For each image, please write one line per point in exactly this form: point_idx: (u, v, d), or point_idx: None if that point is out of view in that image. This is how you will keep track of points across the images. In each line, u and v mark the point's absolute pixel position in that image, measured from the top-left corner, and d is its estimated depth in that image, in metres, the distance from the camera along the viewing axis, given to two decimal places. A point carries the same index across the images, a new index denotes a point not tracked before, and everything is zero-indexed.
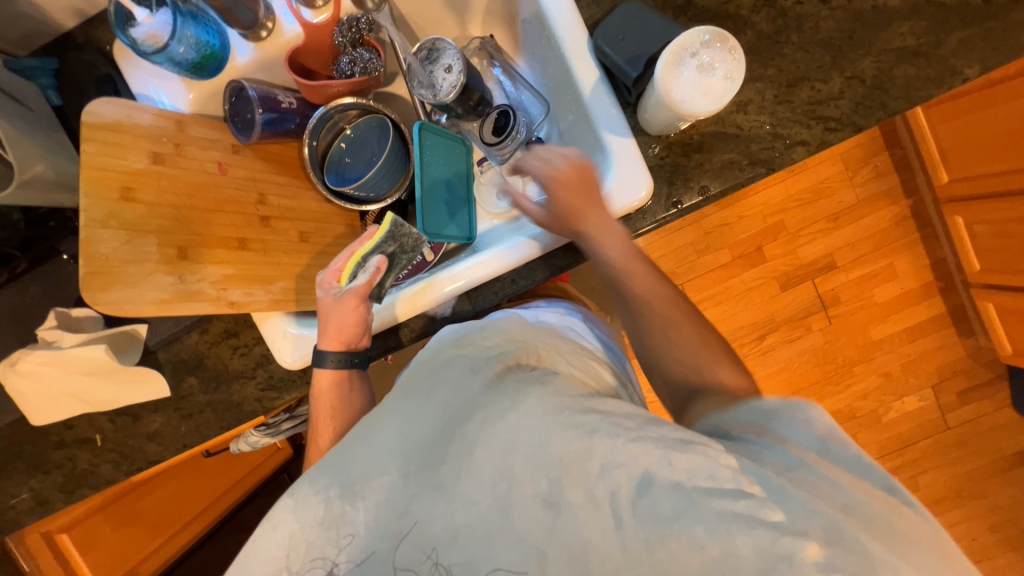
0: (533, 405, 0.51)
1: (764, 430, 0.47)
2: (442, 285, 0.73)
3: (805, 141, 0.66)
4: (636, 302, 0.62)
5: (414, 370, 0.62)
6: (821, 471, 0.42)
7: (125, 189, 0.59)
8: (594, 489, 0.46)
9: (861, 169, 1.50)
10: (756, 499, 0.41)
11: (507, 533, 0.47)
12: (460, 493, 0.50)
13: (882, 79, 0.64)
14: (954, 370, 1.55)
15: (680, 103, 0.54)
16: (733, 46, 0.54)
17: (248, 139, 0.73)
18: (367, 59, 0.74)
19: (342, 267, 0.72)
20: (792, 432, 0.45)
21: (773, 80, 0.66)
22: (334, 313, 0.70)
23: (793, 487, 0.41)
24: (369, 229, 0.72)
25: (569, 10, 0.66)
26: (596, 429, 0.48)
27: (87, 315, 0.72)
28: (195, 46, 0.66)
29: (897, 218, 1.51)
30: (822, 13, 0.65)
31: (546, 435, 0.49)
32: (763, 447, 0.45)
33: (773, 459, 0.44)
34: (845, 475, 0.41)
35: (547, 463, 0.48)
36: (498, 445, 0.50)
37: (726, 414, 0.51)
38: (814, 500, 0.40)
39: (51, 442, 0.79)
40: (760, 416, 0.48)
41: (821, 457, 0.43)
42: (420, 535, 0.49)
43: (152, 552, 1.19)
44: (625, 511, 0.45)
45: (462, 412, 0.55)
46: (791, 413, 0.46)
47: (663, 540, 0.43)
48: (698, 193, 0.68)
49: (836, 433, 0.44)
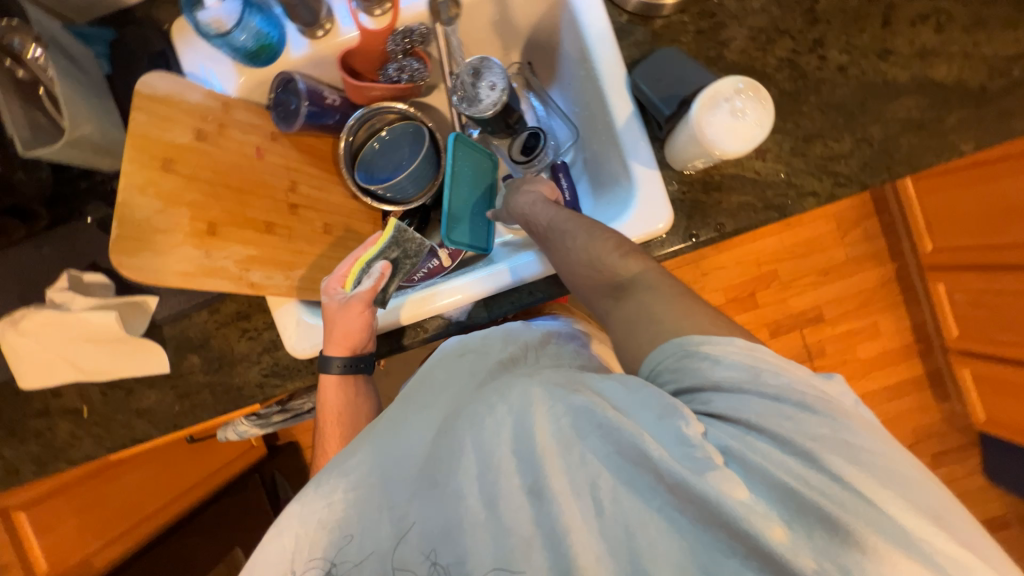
0: (521, 399, 0.51)
1: (695, 377, 0.48)
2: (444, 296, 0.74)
3: (816, 193, 0.71)
4: (544, 230, 0.69)
5: (418, 376, 0.64)
6: (772, 432, 0.43)
7: (167, 161, 0.60)
8: (576, 477, 0.46)
9: (852, 230, 1.57)
10: (723, 474, 0.41)
11: (489, 527, 0.47)
12: (450, 489, 0.50)
13: (888, 145, 0.70)
14: (929, 431, 1.60)
15: (714, 142, 0.59)
16: (765, 96, 0.59)
17: (289, 128, 0.75)
18: (414, 69, 0.79)
19: (347, 273, 0.72)
20: (717, 371, 0.47)
21: (790, 133, 0.71)
22: (340, 319, 0.70)
23: (752, 455, 0.42)
24: (373, 235, 0.73)
25: (610, 48, 0.72)
26: (569, 411, 0.48)
27: (99, 281, 0.71)
28: (256, 35, 0.69)
29: (882, 279, 1.58)
30: (838, 79, 0.71)
31: (527, 430, 0.48)
32: (709, 410, 0.46)
33: (725, 429, 0.44)
34: (794, 430, 0.42)
35: (529, 456, 0.47)
36: (483, 442, 0.50)
37: (652, 360, 0.51)
38: (773, 468, 0.41)
39: (34, 409, 0.76)
40: (682, 360, 0.49)
41: (767, 411, 0.44)
42: (421, 533, 0.49)
43: (108, 545, 1.08)
44: (606, 498, 0.45)
45: (456, 410, 0.56)
46: (708, 348, 0.48)
47: (643, 525, 0.43)
48: (713, 230, 0.72)
49: (757, 362, 0.46)
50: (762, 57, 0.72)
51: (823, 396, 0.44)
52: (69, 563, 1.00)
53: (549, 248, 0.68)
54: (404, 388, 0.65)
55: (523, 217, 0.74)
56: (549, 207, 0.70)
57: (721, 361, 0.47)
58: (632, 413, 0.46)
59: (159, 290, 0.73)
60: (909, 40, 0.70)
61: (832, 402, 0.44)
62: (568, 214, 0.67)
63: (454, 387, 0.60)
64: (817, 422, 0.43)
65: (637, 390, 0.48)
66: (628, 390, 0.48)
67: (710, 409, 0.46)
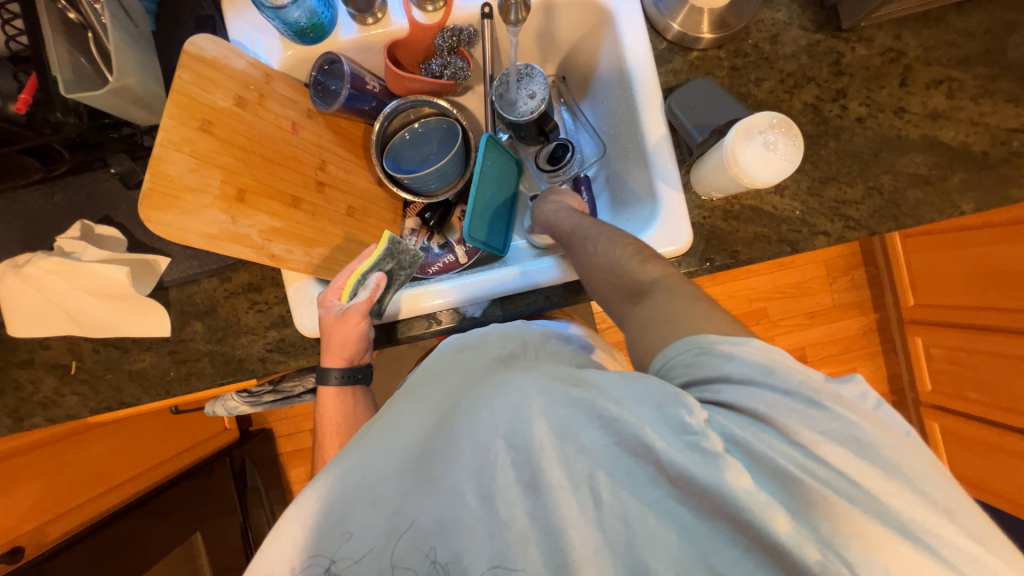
0: (517, 385, 0.49)
1: (708, 369, 0.46)
2: (445, 294, 0.74)
3: (827, 232, 0.74)
4: (569, 236, 0.72)
5: (424, 371, 0.63)
6: (778, 424, 0.41)
7: (205, 122, 0.60)
8: (574, 468, 0.43)
9: (840, 278, 1.64)
10: (725, 465, 0.39)
11: (487, 524, 0.44)
12: (446, 483, 0.47)
13: (896, 195, 0.74)
14: None
15: (745, 171, 0.63)
16: (796, 134, 0.63)
17: (328, 108, 0.75)
18: (457, 67, 0.81)
19: (343, 285, 0.70)
20: (730, 365, 0.45)
21: (808, 173, 0.75)
22: (336, 328, 0.69)
23: (756, 446, 0.40)
24: (367, 247, 0.71)
25: (649, 71, 0.75)
26: (570, 405, 0.45)
27: (111, 235, 0.69)
28: (309, 14, 0.70)
29: (864, 328, 1.65)
30: (856, 129, 0.75)
31: (523, 423, 0.46)
32: (716, 399, 0.44)
33: (731, 415, 0.42)
34: (799, 420, 0.41)
35: (524, 448, 0.45)
36: (478, 438, 0.47)
37: (664, 354, 0.50)
38: (779, 458, 0.39)
39: (18, 359, 0.73)
40: (695, 355, 0.47)
41: (776, 402, 0.42)
42: (417, 529, 0.46)
43: (66, 512, 1.02)
44: (604, 486, 0.42)
45: (453, 402, 0.53)
46: (724, 343, 0.46)
47: (641, 517, 0.41)
48: (729, 256, 0.74)
49: (773, 357, 0.44)
50: (789, 99, 0.76)
51: (837, 394, 0.42)
52: (19, 532, 0.93)
53: (574, 253, 0.71)
54: (406, 385, 0.63)
55: (551, 225, 0.77)
56: (577, 217, 0.74)
57: (734, 355, 0.45)
58: (629, 403, 0.43)
59: (171, 252, 0.72)
60: (923, 101, 0.75)
61: (844, 398, 0.42)
62: (593, 224, 0.70)
63: (452, 378, 0.58)
64: (826, 418, 0.41)
65: (634, 383, 0.45)
66: (626, 384, 0.45)
67: (717, 399, 0.44)
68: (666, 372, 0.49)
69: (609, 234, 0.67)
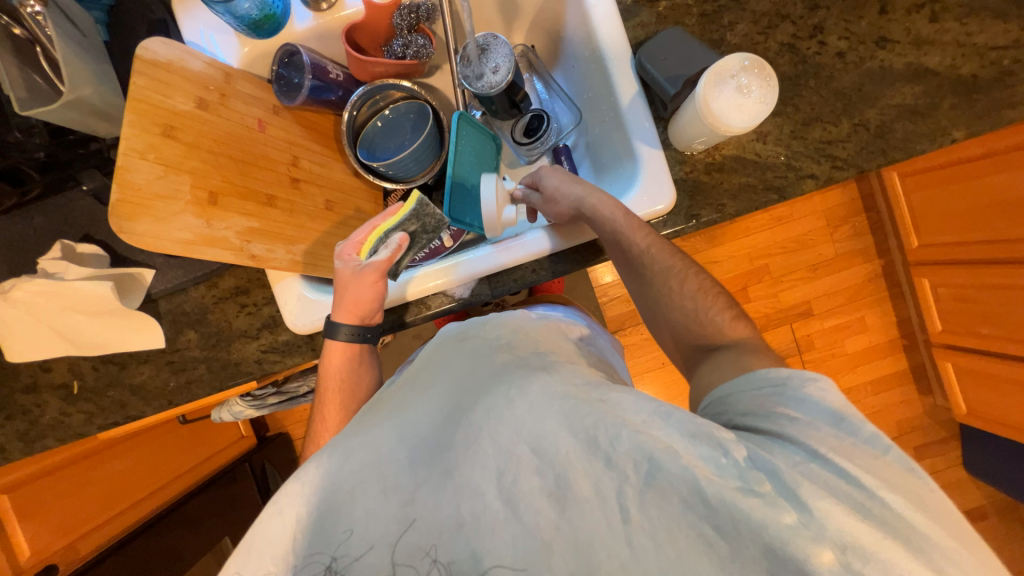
0: (537, 389, 0.50)
1: (772, 407, 0.49)
2: (462, 272, 0.74)
3: (814, 175, 0.72)
4: (638, 257, 0.67)
5: (423, 362, 0.64)
6: (836, 462, 0.42)
7: (167, 127, 0.58)
8: (602, 482, 0.43)
9: (841, 227, 1.59)
10: (766, 498, 0.40)
11: (509, 527, 0.44)
12: (465, 482, 0.47)
13: (884, 129, 0.71)
14: (912, 425, 1.64)
15: (720, 119, 0.62)
16: (768, 74, 0.62)
17: (292, 102, 0.74)
18: (420, 44, 0.80)
19: (363, 241, 0.69)
20: (799, 408, 0.48)
21: (790, 116, 0.73)
22: (354, 284, 0.68)
23: (807, 482, 0.41)
24: (393, 205, 0.70)
25: (616, 29, 0.73)
26: (599, 418, 0.45)
27: (93, 252, 0.69)
28: (260, 4, 0.69)
29: (870, 275, 1.61)
30: (837, 65, 0.72)
31: (550, 431, 0.46)
32: (776, 432, 0.46)
33: (785, 453, 0.44)
34: (856, 460, 0.42)
35: (549, 457, 0.45)
36: (500, 439, 0.48)
37: (732, 386, 0.55)
38: (831, 493, 0.41)
39: (21, 384, 0.74)
40: (762, 397, 0.51)
41: (835, 441, 0.44)
42: (426, 527, 0.46)
43: (96, 528, 1.05)
44: (633, 505, 0.42)
45: (467, 400, 0.53)
46: (797, 384, 0.50)
47: (671, 536, 0.41)
48: (715, 211, 0.73)
49: (845, 406, 0.47)
50: (764, 41, 0.73)
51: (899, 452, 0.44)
52: (49, 553, 0.95)
53: (640, 276, 0.69)
54: (418, 375, 0.62)
55: (607, 235, 0.67)
56: (645, 232, 0.67)
57: (806, 398, 0.48)
58: (666, 429, 0.44)
59: (154, 264, 0.72)
60: (905, 28, 0.72)
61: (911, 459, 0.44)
62: (669, 253, 0.67)
63: (463, 370, 0.58)
64: (888, 468, 0.43)
65: (669, 414, 0.45)
66: (663, 407, 0.46)
67: (774, 431, 0.47)
68: (732, 405, 0.53)
69: (690, 273, 0.66)
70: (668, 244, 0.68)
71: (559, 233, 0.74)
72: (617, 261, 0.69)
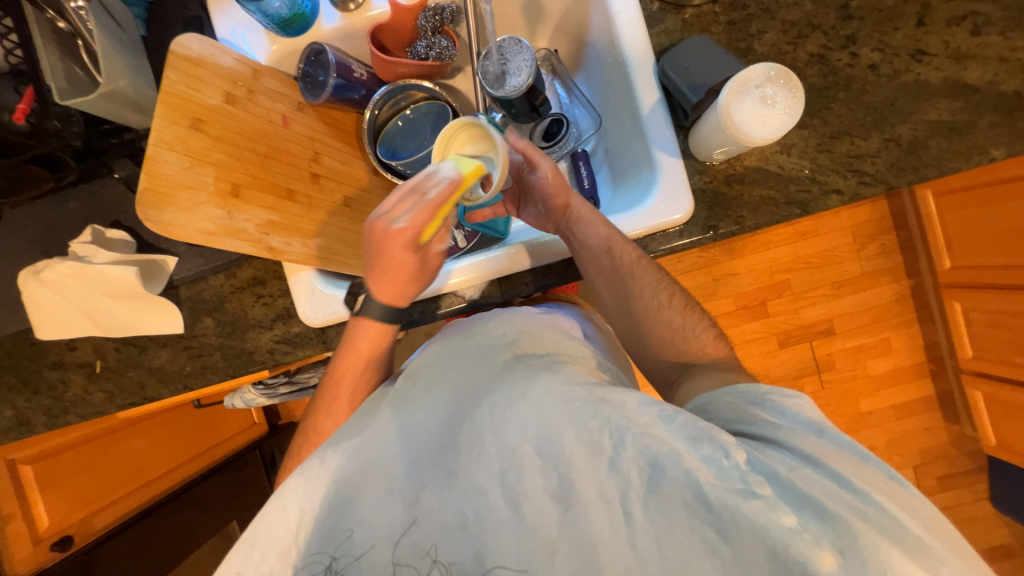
0: (542, 389, 0.49)
1: (753, 413, 0.50)
2: (472, 274, 0.73)
3: (840, 190, 0.70)
4: (625, 271, 0.66)
5: (418, 356, 0.64)
6: (828, 466, 0.42)
7: (196, 120, 0.60)
8: (606, 485, 0.44)
9: (868, 244, 1.54)
10: (767, 500, 0.40)
11: (512, 527, 0.45)
12: (469, 481, 0.47)
13: (917, 145, 0.69)
14: (936, 454, 1.56)
15: (742, 129, 0.60)
16: (795, 85, 0.61)
17: (315, 99, 0.75)
18: (443, 46, 0.81)
19: (423, 228, 0.60)
20: (780, 418, 0.48)
21: (817, 129, 0.70)
22: (406, 273, 0.63)
23: (801, 487, 0.41)
24: (442, 174, 0.59)
25: (640, 35, 0.72)
26: (603, 421, 0.45)
27: (121, 238, 0.72)
28: (290, 4, 0.71)
29: (897, 295, 1.54)
30: (869, 78, 0.70)
31: (553, 431, 0.46)
32: (767, 437, 0.46)
33: (779, 456, 0.44)
34: (844, 464, 0.43)
35: (553, 458, 0.46)
36: (504, 439, 0.48)
37: (712, 394, 0.55)
38: (826, 499, 0.40)
39: (48, 361, 0.77)
40: (741, 405, 0.51)
41: (822, 447, 0.44)
42: (429, 526, 0.46)
43: (113, 503, 1.09)
44: (637, 509, 0.43)
45: (471, 399, 0.53)
46: (774, 398, 0.51)
47: (673, 540, 0.41)
48: (734, 223, 0.71)
49: (822, 419, 0.48)
50: (793, 51, 0.72)
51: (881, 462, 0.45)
52: (65, 525, 1.00)
53: (621, 291, 0.67)
54: (412, 365, 0.61)
55: (597, 245, 0.66)
56: (634, 250, 0.67)
57: (785, 409, 0.49)
58: (666, 432, 0.44)
59: (178, 251, 0.74)
60: (944, 41, 0.69)
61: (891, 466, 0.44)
62: (654, 270, 0.67)
63: (463, 367, 0.58)
64: (877, 473, 0.43)
65: (672, 417, 0.45)
66: (666, 410, 0.46)
67: (765, 437, 0.47)
68: (715, 413, 0.52)
69: (675, 291, 0.68)
70: (651, 262, 0.68)
71: (535, 251, 0.73)
72: (598, 273, 0.67)
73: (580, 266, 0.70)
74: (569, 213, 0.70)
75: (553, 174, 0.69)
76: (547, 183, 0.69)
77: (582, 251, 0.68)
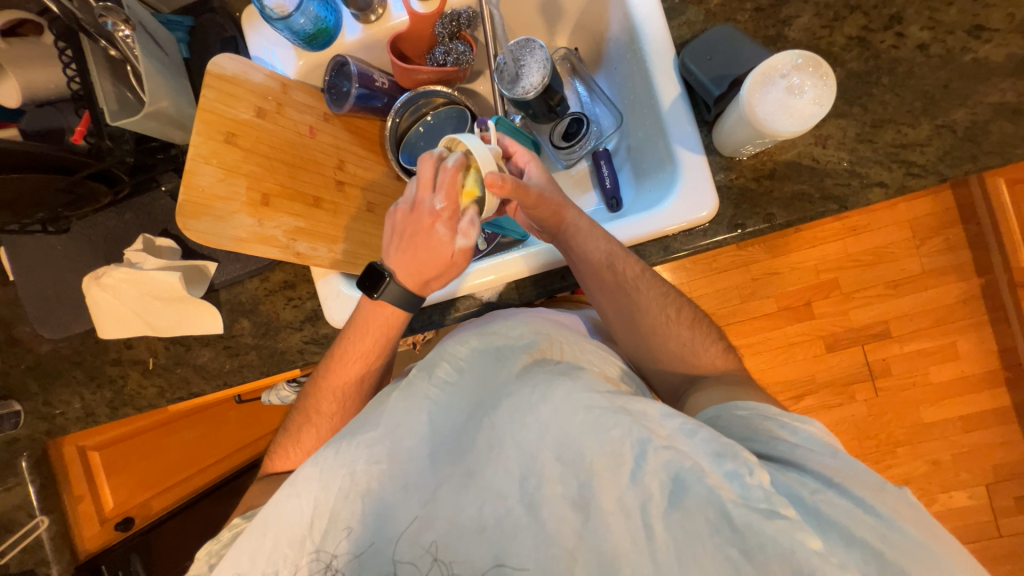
0: (561, 396, 0.48)
1: (769, 431, 0.48)
2: (497, 278, 0.73)
3: (884, 183, 0.64)
4: (629, 284, 0.65)
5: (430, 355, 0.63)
6: (850, 491, 0.42)
7: (229, 134, 0.65)
8: (626, 497, 0.44)
9: (930, 239, 1.40)
10: (794, 522, 0.40)
11: (531, 531, 0.45)
12: (487, 485, 0.47)
13: (975, 131, 0.62)
14: (1014, 471, 1.41)
15: (766, 121, 0.57)
16: (825, 73, 0.57)
17: (340, 109, 0.77)
18: (460, 52, 0.82)
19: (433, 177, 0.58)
20: (795, 436, 0.47)
21: (857, 118, 0.65)
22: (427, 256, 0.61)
23: (826, 511, 0.41)
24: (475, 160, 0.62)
25: (660, 29, 0.70)
26: (625, 432, 0.45)
27: (168, 246, 0.79)
28: (314, 19, 0.74)
29: (964, 294, 1.40)
30: (917, 59, 0.64)
31: (573, 438, 0.46)
32: (787, 458, 0.45)
33: (803, 479, 0.43)
34: (867, 489, 0.42)
35: (574, 465, 0.45)
36: (524, 444, 0.47)
37: (721, 410, 0.53)
38: (853, 525, 0.40)
39: (109, 357, 0.84)
40: (754, 419, 0.50)
41: (842, 470, 0.44)
42: (446, 526, 0.47)
43: (170, 487, 1.22)
44: (657, 523, 0.43)
45: (488, 401, 0.52)
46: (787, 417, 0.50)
47: (695, 557, 0.41)
48: (763, 220, 0.67)
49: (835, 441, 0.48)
50: (828, 35, 0.67)
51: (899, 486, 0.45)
52: (129, 506, 1.14)
53: (622, 303, 0.66)
54: (427, 357, 0.58)
55: (598, 258, 0.65)
56: (636, 262, 0.66)
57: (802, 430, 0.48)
58: (689, 448, 0.44)
59: (217, 257, 0.79)
60: (1007, 15, 0.62)
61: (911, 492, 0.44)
62: (658, 283, 0.66)
63: (477, 369, 0.56)
64: (899, 495, 0.43)
65: (693, 431, 0.44)
66: (688, 423, 0.45)
67: (784, 458, 0.46)
68: (727, 429, 0.51)
69: (682, 308, 0.67)
70: (653, 275, 0.67)
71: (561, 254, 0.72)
72: (599, 288, 0.65)
73: (579, 279, 0.68)
74: (564, 226, 0.66)
75: (540, 198, 0.62)
76: (537, 206, 0.63)
77: (581, 266, 0.66)
